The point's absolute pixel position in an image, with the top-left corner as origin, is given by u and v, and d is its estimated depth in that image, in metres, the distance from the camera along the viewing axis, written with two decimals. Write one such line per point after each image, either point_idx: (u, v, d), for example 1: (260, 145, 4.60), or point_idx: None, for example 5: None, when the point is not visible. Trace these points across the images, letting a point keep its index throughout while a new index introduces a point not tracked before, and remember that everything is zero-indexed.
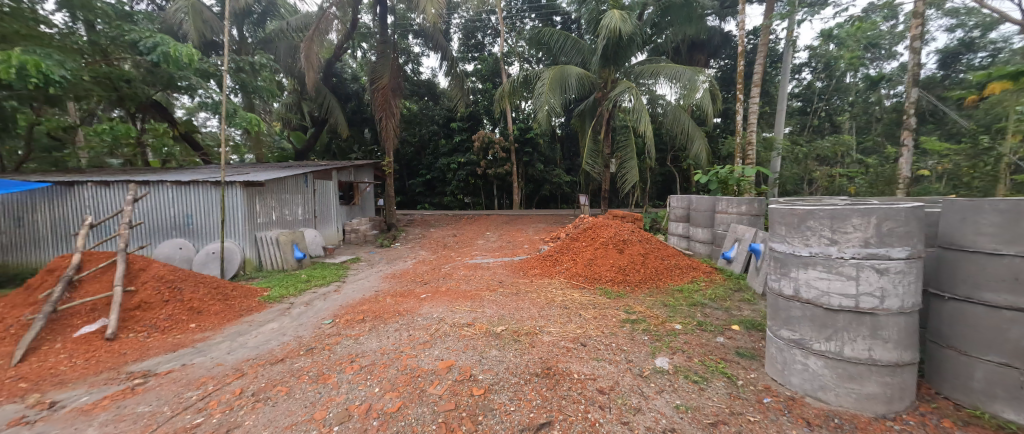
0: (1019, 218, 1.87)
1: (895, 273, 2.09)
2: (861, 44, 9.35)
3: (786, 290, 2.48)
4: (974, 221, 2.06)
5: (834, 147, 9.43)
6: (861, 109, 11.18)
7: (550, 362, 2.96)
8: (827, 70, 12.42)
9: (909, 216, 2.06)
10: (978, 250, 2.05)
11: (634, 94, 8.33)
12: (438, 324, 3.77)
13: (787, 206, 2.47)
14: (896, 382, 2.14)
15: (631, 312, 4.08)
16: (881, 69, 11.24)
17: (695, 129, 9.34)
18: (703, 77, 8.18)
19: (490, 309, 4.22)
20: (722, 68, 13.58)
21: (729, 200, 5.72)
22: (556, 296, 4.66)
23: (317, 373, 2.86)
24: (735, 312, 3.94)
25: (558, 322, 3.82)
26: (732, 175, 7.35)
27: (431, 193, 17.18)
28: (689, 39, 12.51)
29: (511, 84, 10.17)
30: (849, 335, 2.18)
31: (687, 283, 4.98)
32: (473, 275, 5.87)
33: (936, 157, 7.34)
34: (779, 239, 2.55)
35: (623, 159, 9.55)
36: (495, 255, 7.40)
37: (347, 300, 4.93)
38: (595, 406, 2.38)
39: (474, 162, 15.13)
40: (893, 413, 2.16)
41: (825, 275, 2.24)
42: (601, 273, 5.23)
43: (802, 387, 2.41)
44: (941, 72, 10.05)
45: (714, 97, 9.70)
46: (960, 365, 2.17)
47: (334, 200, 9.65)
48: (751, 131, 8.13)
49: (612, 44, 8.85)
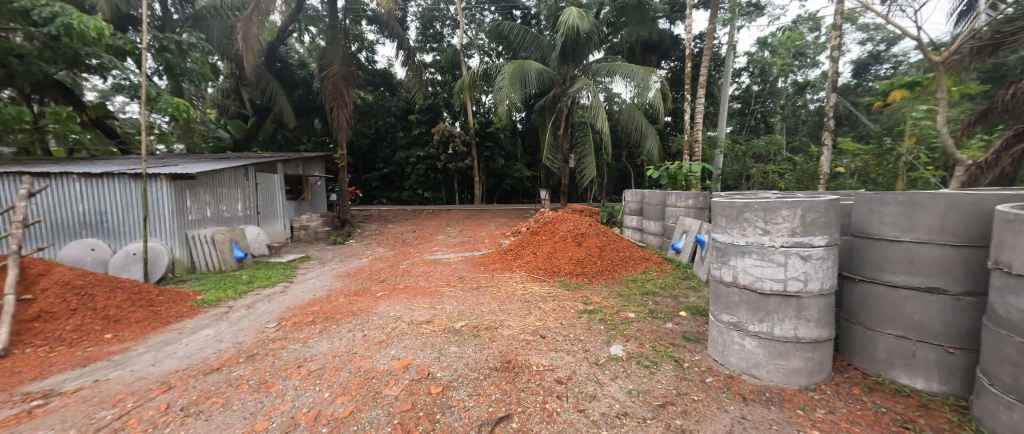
0: (916, 209, 2.14)
1: (816, 259, 2.33)
2: (791, 52, 10.28)
3: (726, 277, 2.67)
4: (874, 210, 2.34)
5: (768, 146, 10.28)
6: (790, 112, 12.27)
7: (509, 356, 2.96)
8: (762, 74, 13.35)
9: (827, 208, 2.30)
10: (880, 237, 2.33)
11: (591, 91, 8.61)
12: (394, 323, 3.64)
13: (727, 200, 2.65)
14: (815, 357, 2.41)
15: (588, 302, 4.21)
16: (807, 76, 12.42)
17: (648, 126, 9.66)
18: (655, 77, 8.59)
19: (450, 305, 4.15)
20: (672, 69, 14.34)
21: (678, 194, 6.05)
22: (516, 290, 4.69)
23: (259, 381, 2.64)
24: (683, 300, 4.19)
25: (519, 316, 3.85)
26: (681, 171, 7.82)
27: (389, 188, 16.62)
28: (644, 40, 12.97)
29: (471, 77, 10.06)
30: (779, 317, 2.40)
31: (640, 273, 5.23)
32: (433, 271, 5.73)
33: (850, 157, 8.26)
34: (721, 230, 2.73)
35: (582, 154, 9.78)
36: (455, 250, 7.29)
37: (295, 301, 4.61)
38: (552, 396, 2.43)
39: (433, 156, 14.77)
40: (814, 384, 2.42)
41: (759, 262, 2.44)
42: (561, 266, 5.34)
43: (739, 366, 2.62)
44: (854, 80, 11.30)
45: (665, 97, 10.17)
46: (866, 338, 2.47)
47: (280, 194, 8.94)
48: (697, 130, 8.64)
49: (570, 41, 9.00)
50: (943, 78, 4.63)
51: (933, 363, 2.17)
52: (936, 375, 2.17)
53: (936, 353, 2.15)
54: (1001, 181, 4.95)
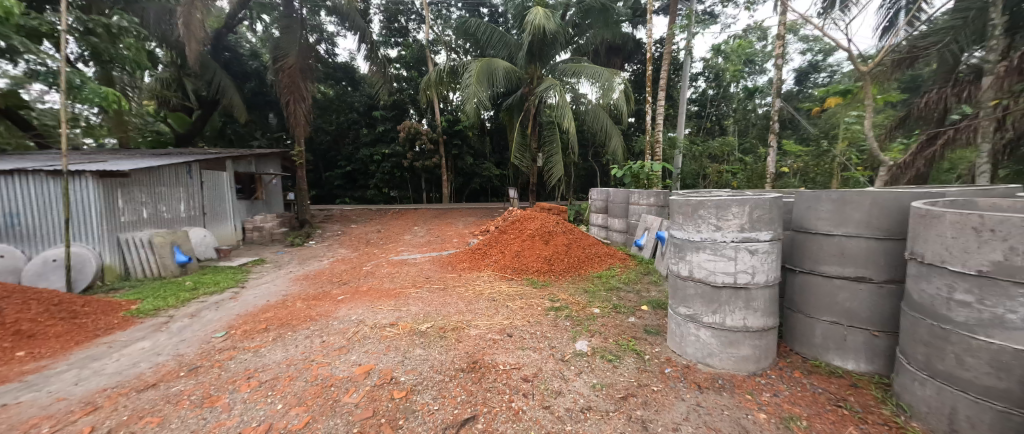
0: (848, 206, 2.34)
1: (762, 253, 2.50)
2: (742, 59, 10.95)
3: (682, 271, 2.80)
4: (810, 206, 2.54)
5: (721, 147, 10.89)
6: (742, 115, 13.09)
7: (476, 356, 2.94)
8: (717, 79, 14.14)
9: (771, 205, 2.48)
10: (817, 232, 2.53)
11: (558, 91, 8.72)
12: (356, 327, 3.49)
13: (683, 198, 2.77)
14: (762, 344, 2.58)
15: (555, 300, 4.26)
16: (756, 82, 13.32)
17: (613, 127, 9.92)
18: (619, 79, 8.84)
19: (416, 307, 4.06)
20: (635, 72, 14.85)
21: (640, 193, 6.27)
22: (483, 289, 4.66)
23: (202, 396, 2.43)
24: (645, 295, 4.35)
25: (486, 315, 3.83)
26: (643, 170, 8.13)
27: (352, 186, 15.99)
28: (608, 43, 13.32)
29: (437, 74, 9.88)
30: (730, 308, 2.56)
31: (605, 269, 5.37)
32: (398, 272, 5.57)
33: (793, 158, 8.95)
34: (677, 227, 2.85)
35: (550, 153, 9.91)
36: (422, 250, 7.13)
37: (246, 308, 4.30)
38: (518, 394, 2.43)
39: (399, 154, 14.38)
40: (760, 369, 2.59)
41: (712, 256, 2.58)
42: (529, 264, 5.37)
43: (695, 356, 2.75)
44: (796, 87, 12.26)
45: (628, 98, 10.51)
46: (804, 325, 2.67)
47: (229, 194, 8.32)
48: (658, 131, 8.99)
49: (537, 41, 9.07)
50: (869, 87, 5.13)
51: (861, 345, 2.39)
52: (864, 356, 2.39)
53: (864, 336, 2.38)
54: (917, 180, 5.54)
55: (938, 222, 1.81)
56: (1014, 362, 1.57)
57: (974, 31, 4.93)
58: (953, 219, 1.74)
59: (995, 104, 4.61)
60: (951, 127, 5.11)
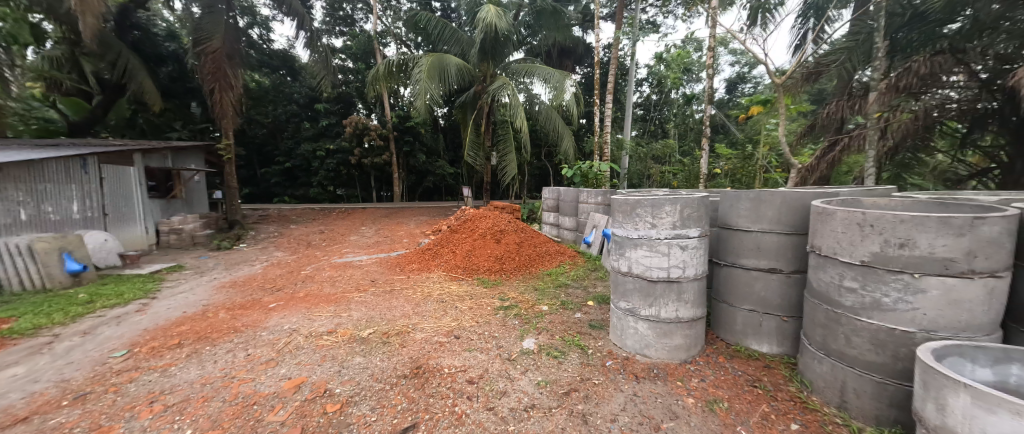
0: (762, 204, 2.58)
1: (691, 249, 2.69)
2: (680, 67, 11.75)
3: (622, 267, 2.91)
4: (731, 205, 2.76)
5: (663, 149, 11.60)
6: (682, 120, 14.04)
7: (420, 361, 2.83)
8: (659, 85, 15.03)
9: (699, 204, 2.66)
10: (737, 228, 2.76)
11: (510, 90, 8.75)
12: (288, 337, 3.22)
13: (622, 197, 2.88)
14: (692, 333, 2.77)
15: (505, 298, 4.26)
16: (693, 89, 14.36)
17: (564, 128, 10.14)
18: (570, 81, 9.07)
19: (358, 312, 3.84)
20: (585, 75, 15.33)
21: (588, 191, 6.46)
22: (432, 290, 4.53)
23: (89, 428, 2.08)
24: (591, 290, 4.49)
25: (433, 317, 3.72)
26: (592, 170, 8.44)
27: (293, 184, 14.84)
28: (560, 45, 13.62)
29: (386, 68, 9.47)
30: (664, 300, 2.72)
31: (555, 267, 5.48)
32: (341, 275, 5.24)
33: (723, 160, 9.78)
34: (617, 225, 2.95)
35: (503, 152, 9.94)
36: (369, 251, 6.78)
37: (156, 321, 3.79)
38: (462, 398, 2.38)
39: (346, 150, 13.61)
40: (691, 357, 2.78)
41: (648, 253, 2.72)
42: (481, 263, 5.32)
43: (634, 348, 2.89)
44: (728, 95, 13.41)
45: (579, 100, 10.81)
46: (728, 313, 2.91)
47: (139, 192, 7.31)
48: (606, 132, 9.35)
49: (489, 39, 9.00)
50: (783, 98, 5.73)
51: (774, 330, 2.65)
52: (776, 339, 2.66)
53: (775, 321, 2.64)
54: (821, 180, 6.30)
55: (830, 219, 2.04)
56: (889, 339, 1.83)
57: (862, 53, 5.79)
58: (842, 215, 1.97)
59: (878, 116, 5.38)
60: (847, 135, 5.88)
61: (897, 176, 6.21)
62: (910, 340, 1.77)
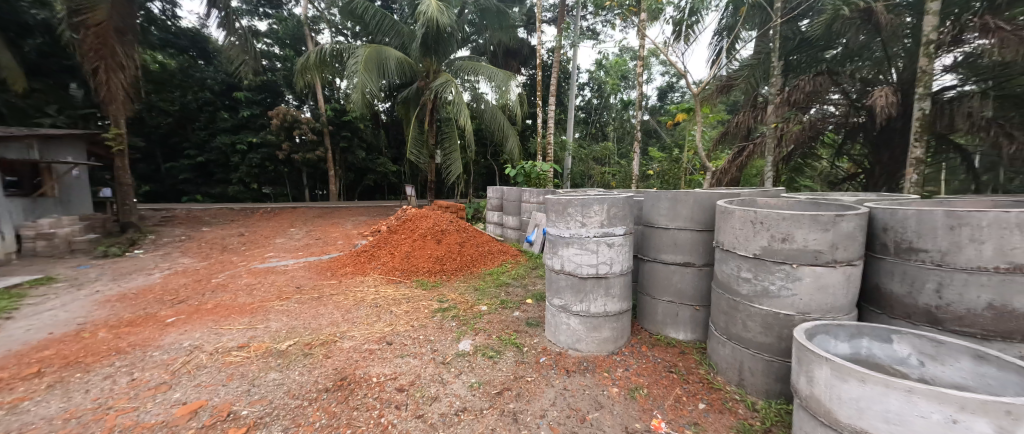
0: (678, 204, 2.80)
1: (617, 246, 2.84)
2: (617, 74, 12.44)
3: (555, 265, 2.98)
4: (652, 204, 2.97)
5: (603, 151, 12.19)
6: (619, 123, 14.87)
7: (345, 372, 2.65)
8: (600, 90, 15.76)
9: (624, 203, 2.82)
10: (658, 226, 2.97)
11: (454, 88, 8.58)
12: (188, 356, 2.83)
13: (555, 197, 2.93)
14: (618, 326, 2.93)
15: (443, 300, 4.17)
16: (629, 95, 15.29)
17: (509, 127, 10.20)
18: (514, 82, 9.15)
19: (277, 322, 3.50)
20: (531, 77, 15.59)
21: (531, 191, 6.56)
22: (366, 295, 4.29)
23: None
24: (530, 288, 4.57)
25: (365, 323, 3.51)
26: (534, 170, 8.60)
27: (208, 181, 13.17)
28: (505, 46, 13.69)
29: (318, 55, 8.80)
30: (593, 296, 2.84)
31: (497, 266, 5.49)
32: (260, 282, 4.74)
33: (654, 163, 10.54)
34: (551, 224, 3.00)
35: (448, 151, 9.75)
36: (297, 255, 6.23)
37: (6, 348, 3.10)
38: (390, 407, 2.27)
39: (273, 144, 12.41)
40: (618, 348, 2.94)
41: (579, 250, 2.82)
42: (420, 265, 5.16)
43: (566, 343, 2.97)
44: (660, 102, 14.48)
45: (523, 101, 10.94)
46: (650, 305, 3.12)
47: None
48: (550, 133, 9.56)
49: (431, 35, 8.73)
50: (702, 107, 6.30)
51: (689, 318, 2.90)
52: (690, 327, 2.91)
53: (690, 311, 2.88)
54: (732, 181, 6.97)
55: (730, 217, 2.27)
56: (775, 322, 2.08)
57: (762, 70, 6.84)
58: (739, 214, 2.20)
59: (777, 126, 6.15)
60: (752, 142, 6.64)
61: (791, 179, 7.17)
62: (790, 322, 2.04)
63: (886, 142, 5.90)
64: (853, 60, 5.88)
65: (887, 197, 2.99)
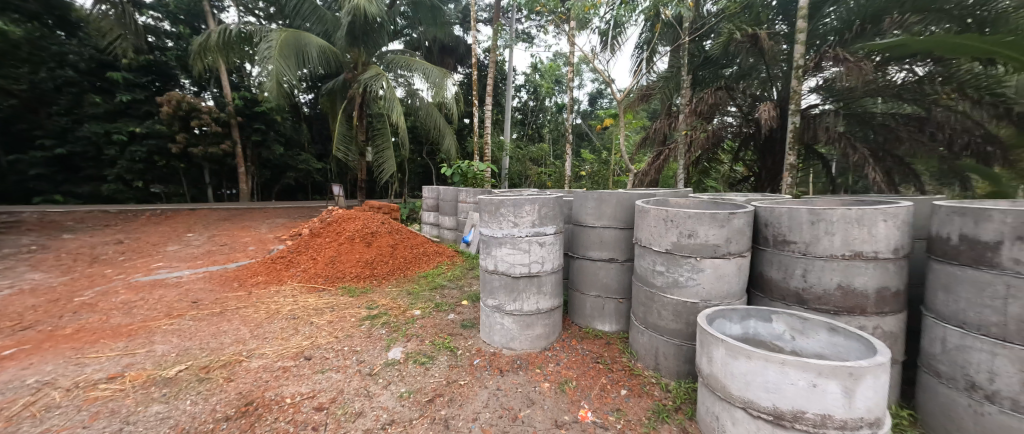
0: (603, 204, 2.97)
1: (548, 245, 2.92)
2: (551, 78, 12.89)
3: (489, 266, 2.97)
4: (580, 204, 3.11)
5: (539, 152, 12.55)
6: (554, 126, 15.46)
7: (252, 395, 2.34)
8: (535, 93, 16.21)
9: (554, 203, 2.91)
10: (586, 225, 3.12)
11: (386, 82, 8.14)
12: (34, 395, 2.27)
13: (488, 197, 2.91)
14: (550, 322, 3.02)
15: (373, 307, 3.91)
16: (563, 99, 15.95)
17: (445, 125, 9.98)
18: (450, 79, 8.94)
19: (165, 345, 2.97)
20: (467, 75, 15.44)
21: (467, 191, 6.47)
22: (282, 306, 3.86)
23: None
24: (466, 289, 4.51)
25: (280, 338, 3.15)
26: (471, 169, 8.52)
27: (73, 178, 10.77)
28: (440, 42, 13.39)
29: (222, 36, 7.75)
30: (526, 294, 2.88)
31: (433, 268, 5.32)
32: (143, 298, 3.99)
33: (586, 164, 11.15)
34: (485, 225, 2.97)
35: (379, 148, 9.21)
36: (195, 264, 5.38)
37: None
38: (305, 431, 2.05)
39: (165, 135, 10.58)
40: (550, 344, 3.02)
41: (511, 250, 2.84)
42: (348, 271, 4.80)
43: (501, 342, 2.98)
44: (590, 107, 15.37)
45: (460, 100, 10.79)
46: (580, 300, 3.26)
47: None
48: (488, 133, 9.55)
49: (358, 24, 8.21)
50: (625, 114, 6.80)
51: (613, 310, 3.09)
52: (615, 319, 3.11)
53: (614, 304, 3.08)
54: (651, 182, 7.63)
55: (646, 215, 2.47)
56: (684, 309, 2.31)
57: (673, 84, 7.63)
58: (654, 213, 2.40)
59: (687, 133, 6.89)
60: (667, 147, 7.33)
61: (699, 180, 8.07)
62: (695, 309, 2.28)
63: (769, 151, 6.94)
64: (744, 78, 6.83)
65: (769, 197, 3.51)
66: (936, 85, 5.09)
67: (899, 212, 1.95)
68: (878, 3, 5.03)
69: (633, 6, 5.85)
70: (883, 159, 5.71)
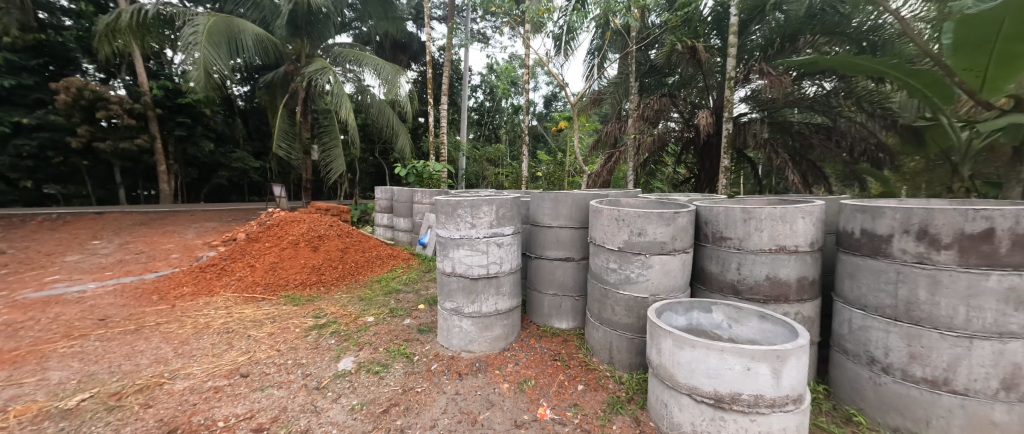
0: (559, 204, 3.04)
1: (506, 245, 2.92)
2: (508, 79, 12.96)
3: (447, 268, 2.91)
4: (538, 205, 3.15)
5: (496, 153, 12.57)
6: (510, 127, 15.58)
7: (176, 422, 2.07)
8: (491, 94, 16.23)
9: (512, 204, 2.92)
10: (543, 225, 3.16)
11: (333, 76, 7.66)
12: None
13: (445, 197, 2.85)
14: (509, 322, 3.02)
15: (320, 315, 3.66)
16: (519, 101, 16.13)
17: (399, 124, 9.63)
18: (404, 77, 8.59)
19: (63, 372, 2.54)
20: (422, 73, 15.05)
21: (423, 191, 6.29)
22: (213, 319, 3.47)
23: None
24: (423, 293, 4.38)
25: (210, 356, 2.83)
26: (427, 169, 8.31)
27: None
28: (393, 37, 12.92)
29: (135, 17, 6.84)
30: (484, 296, 2.86)
31: (387, 272, 5.11)
32: (32, 318, 3.38)
33: (542, 165, 11.37)
34: (442, 227, 2.90)
35: (327, 146, 8.66)
36: (102, 276, 4.67)
37: None
38: None
39: (61, 126, 9.08)
40: (509, 344, 3.02)
41: (469, 252, 2.80)
42: (292, 278, 4.46)
43: (459, 346, 2.93)
44: (546, 110, 15.70)
45: (414, 98, 10.46)
46: (538, 299, 3.31)
47: None
48: (444, 133, 9.36)
49: (301, 13, 7.72)
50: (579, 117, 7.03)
51: (570, 308, 3.17)
52: (571, 316, 3.19)
53: (571, 301, 3.16)
54: (604, 183, 7.97)
55: (600, 215, 2.56)
56: (635, 304, 2.43)
57: (622, 91, 8.05)
58: (607, 212, 2.50)
59: (636, 137, 7.27)
60: (618, 150, 7.70)
61: (647, 181, 8.56)
62: (645, 303, 2.40)
63: (707, 155, 7.53)
64: (685, 87, 7.35)
65: (708, 197, 3.81)
66: (840, 98, 5.87)
67: (814, 210, 2.21)
68: (794, 25, 5.67)
69: (584, 13, 6.07)
70: (800, 163, 6.46)
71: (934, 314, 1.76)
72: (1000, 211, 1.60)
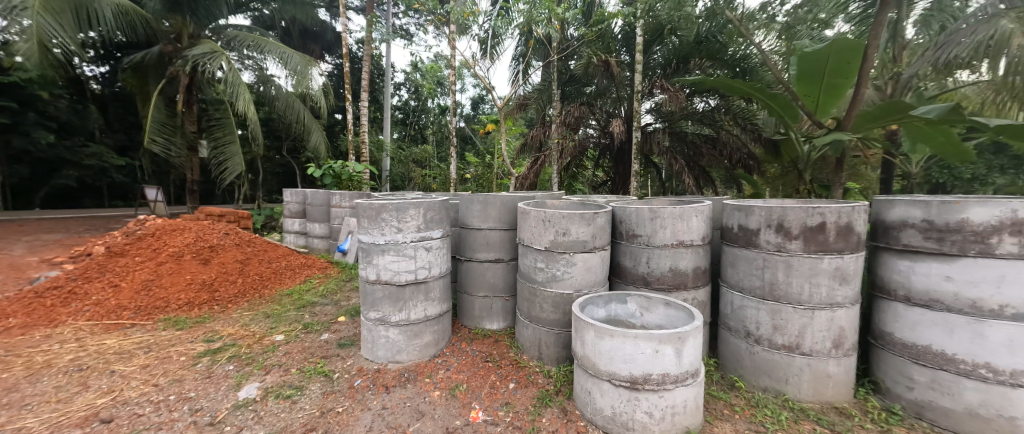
0: (488, 206, 3.06)
1: (435, 249, 2.85)
2: (433, 79, 12.60)
3: (371, 276, 2.72)
4: (467, 207, 3.14)
5: (422, 154, 12.15)
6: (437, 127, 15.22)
7: None
8: (417, 93, 15.68)
9: (440, 207, 2.86)
10: (473, 228, 3.15)
11: (226, 61, 6.64)
12: None
13: (368, 201, 2.67)
14: (439, 328, 2.94)
15: (215, 339, 3.14)
16: (446, 101, 15.85)
17: (312, 120, 8.74)
18: (315, 69, 7.81)
19: None
20: (337, 66, 13.89)
21: (342, 194, 5.79)
22: (56, 356, 2.73)
23: None
24: (344, 304, 4.04)
25: (53, 403, 2.22)
26: (346, 170, 7.67)
27: None
28: (301, 24, 11.70)
29: None
30: (412, 302, 2.75)
31: (300, 284, 4.59)
32: None
33: (470, 167, 11.31)
34: (364, 232, 2.71)
35: (220, 141, 7.46)
36: None
37: None
38: None
39: None
40: (439, 350, 2.94)
41: (396, 258, 2.66)
42: (174, 298, 3.74)
43: (386, 357, 2.76)
44: (473, 112, 15.66)
45: (329, 92, 9.59)
46: (469, 302, 3.28)
47: None
48: (363, 131, 8.73)
49: None
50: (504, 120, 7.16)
51: (500, 308, 3.21)
52: (502, 316, 3.23)
53: (501, 302, 3.20)
54: (531, 186, 8.25)
55: (527, 216, 2.65)
56: (561, 300, 2.56)
57: (545, 98, 8.45)
58: (534, 214, 2.60)
59: (559, 142, 7.70)
60: (543, 154, 8.01)
61: (570, 184, 9.07)
62: (570, 299, 2.55)
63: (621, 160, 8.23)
64: (601, 97, 7.96)
65: (623, 198, 4.19)
66: (721, 115, 6.94)
67: (704, 209, 2.58)
68: (685, 49, 6.54)
69: (508, 20, 6.26)
70: (695, 168, 7.47)
71: (789, 292, 2.19)
72: (828, 208, 2.07)
